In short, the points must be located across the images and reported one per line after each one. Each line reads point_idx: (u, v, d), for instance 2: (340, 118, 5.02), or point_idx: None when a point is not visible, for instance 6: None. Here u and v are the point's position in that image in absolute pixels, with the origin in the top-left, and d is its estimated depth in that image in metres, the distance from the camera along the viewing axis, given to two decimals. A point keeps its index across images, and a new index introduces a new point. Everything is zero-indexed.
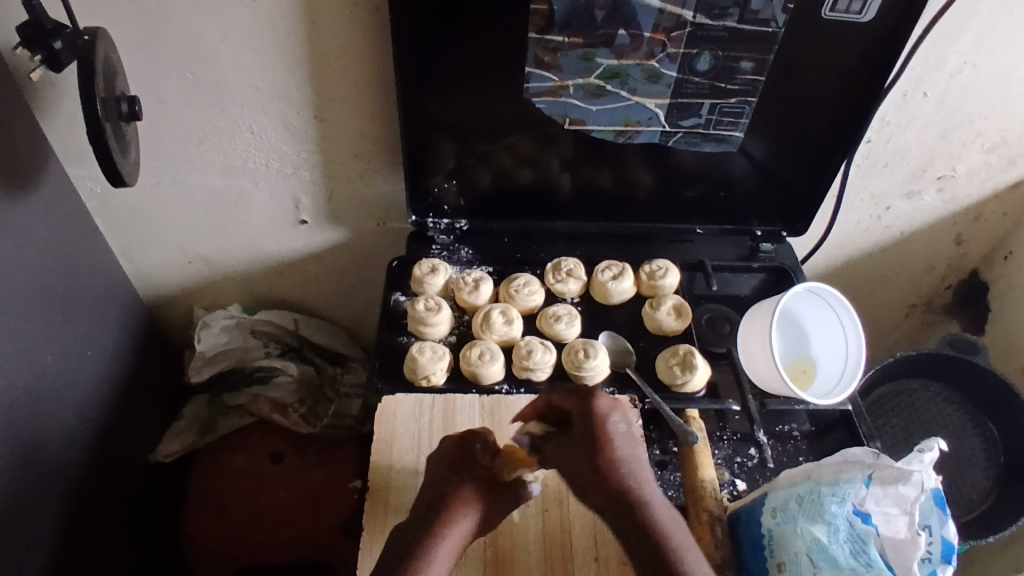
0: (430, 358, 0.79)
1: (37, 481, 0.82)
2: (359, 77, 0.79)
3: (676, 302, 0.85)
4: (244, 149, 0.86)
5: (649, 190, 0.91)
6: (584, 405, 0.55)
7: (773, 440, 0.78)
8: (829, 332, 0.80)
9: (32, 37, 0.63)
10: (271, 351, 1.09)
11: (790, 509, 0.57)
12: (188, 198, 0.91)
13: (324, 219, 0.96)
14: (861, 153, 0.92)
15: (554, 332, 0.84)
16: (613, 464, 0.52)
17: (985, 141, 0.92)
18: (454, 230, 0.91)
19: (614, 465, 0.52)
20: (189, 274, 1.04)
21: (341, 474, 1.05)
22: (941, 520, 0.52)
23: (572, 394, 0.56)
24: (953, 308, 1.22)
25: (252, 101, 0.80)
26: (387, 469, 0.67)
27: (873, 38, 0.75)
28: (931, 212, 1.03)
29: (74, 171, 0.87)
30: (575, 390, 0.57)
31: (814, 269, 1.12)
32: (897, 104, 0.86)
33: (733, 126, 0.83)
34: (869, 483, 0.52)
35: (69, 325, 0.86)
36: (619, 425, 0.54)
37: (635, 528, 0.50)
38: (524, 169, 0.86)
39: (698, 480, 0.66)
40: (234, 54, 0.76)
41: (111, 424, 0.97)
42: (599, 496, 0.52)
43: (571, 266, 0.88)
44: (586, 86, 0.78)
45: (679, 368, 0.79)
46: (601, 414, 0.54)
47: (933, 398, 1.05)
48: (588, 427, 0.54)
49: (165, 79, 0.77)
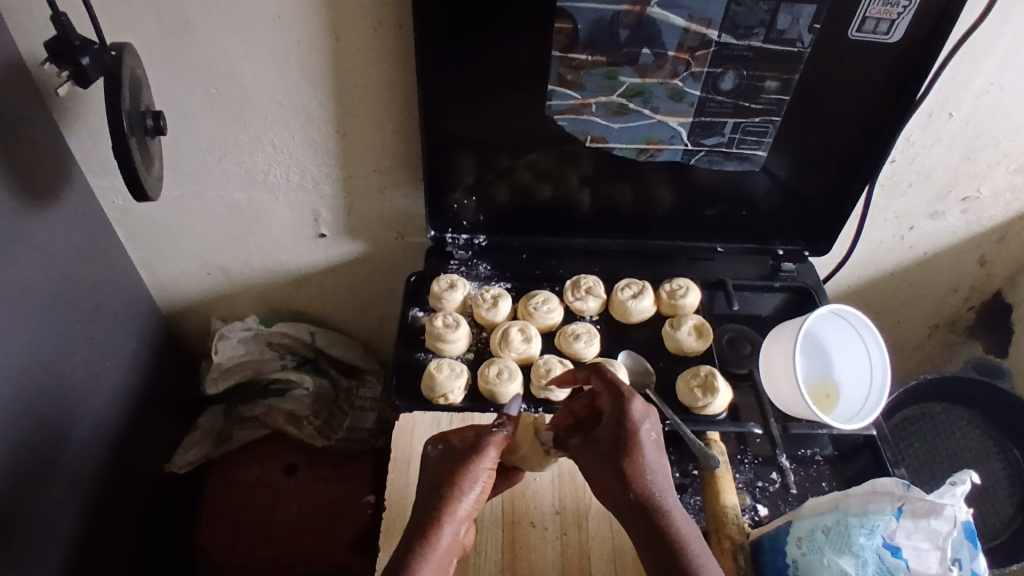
0: (448, 376, 0.78)
1: (51, 494, 0.82)
2: (381, 93, 0.79)
3: (697, 322, 0.85)
4: (265, 162, 0.86)
5: (670, 209, 0.90)
6: (617, 406, 0.58)
7: (796, 465, 0.77)
8: (854, 358, 0.79)
9: (60, 53, 0.64)
10: (287, 363, 1.09)
11: (816, 539, 0.56)
12: (208, 210, 0.92)
13: (342, 232, 0.96)
14: (885, 173, 0.91)
15: (572, 351, 0.83)
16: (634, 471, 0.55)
17: (1012, 161, 0.91)
18: (472, 245, 0.91)
19: (639, 472, 0.55)
20: (207, 285, 1.04)
21: (353, 487, 1.05)
22: (973, 555, 0.50)
23: (610, 396, 0.59)
24: (977, 330, 1.20)
25: (275, 115, 0.81)
26: (405, 489, 0.67)
27: (900, 59, 0.74)
28: (956, 233, 1.02)
29: (97, 183, 0.87)
30: (612, 387, 0.59)
31: (835, 288, 1.11)
32: (922, 124, 0.85)
33: (756, 145, 0.82)
34: (899, 515, 0.51)
35: (90, 336, 0.87)
36: (649, 432, 0.57)
37: (652, 531, 0.52)
38: (544, 186, 0.86)
39: (719, 505, 0.65)
40: (258, 70, 0.76)
41: (127, 433, 0.97)
42: (621, 498, 0.54)
43: (590, 284, 0.88)
44: (608, 104, 0.78)
45: (700, 390, 0.78)
46: (632, 418, 0.57)
47: (957, 423, 1.03)
48: (619, 430, 0.57)
49: (190, 94, 0.78)
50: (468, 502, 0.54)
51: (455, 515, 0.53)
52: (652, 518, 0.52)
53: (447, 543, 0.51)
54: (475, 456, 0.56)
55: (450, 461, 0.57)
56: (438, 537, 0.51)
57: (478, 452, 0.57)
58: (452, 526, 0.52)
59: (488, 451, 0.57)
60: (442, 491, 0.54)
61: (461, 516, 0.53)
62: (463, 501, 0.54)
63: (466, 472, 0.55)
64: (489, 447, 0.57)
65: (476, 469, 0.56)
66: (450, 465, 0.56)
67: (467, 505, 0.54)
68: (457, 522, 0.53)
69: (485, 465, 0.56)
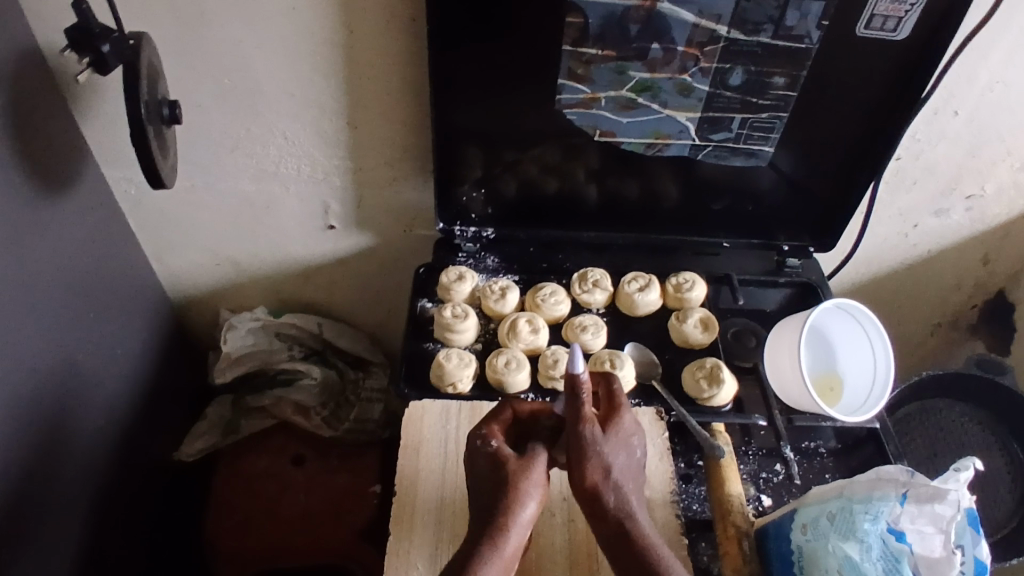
0: (456, 365, 0.79)
1: (65, 477, 0.83)
2: (392, 84, 0.80)
3: (702, 315, 0.85)
4: (276, 154, 0.87)
5: (676, 203, 0.91)
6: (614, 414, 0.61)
7: (799, 457, 0.78)
8: (858, 352, 0.79)
9: (81, 41, 0.65)
10: (294, 354, 1.10)
11: (821, 526, 0.57)
12: (219, 201, 0.93)
13: (351, 224, 0.97)
14: (890, 170, 0.92)
15: (579, 342, 0.83)
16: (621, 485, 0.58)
17: (1016, 159, 0.92)
18: (480, 238, 0.92)
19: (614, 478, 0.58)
20: (217, 276, 1.05)
21: (362, 478, 1.07)
22: (975, 541, 0.51)
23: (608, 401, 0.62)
24: (980, 328, 1.21)
25: (288, 107, 0.82)
26: (414, 475, 0.68)
27: (906, 56, 0.75)
28: (960, 230, 1.02)
29: (111, 172, 0.88)
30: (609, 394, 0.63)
31: (839, 285, 1.12)
32: (927, 121, 0.86)
33: (763, 141, 0.83)
34: (904, 501, 0.52)
35: (101, 323, 0.88)
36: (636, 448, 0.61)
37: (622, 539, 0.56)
38: (552, 180, 0.87)
39: (724, 493, 0.66)
40: (271, 62, 0.77)
41: (136, 419, 0.98)
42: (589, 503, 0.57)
43: (597, 277, 0.89)
44: (617, 98, 0.79)
45: (706, 381, 0.79)
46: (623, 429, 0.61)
47: (958, 419, 1.03)
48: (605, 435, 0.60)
49: (204, 85, 0.79)
50: (528, 510, 0.56)
51: (515, 522, 0.55)
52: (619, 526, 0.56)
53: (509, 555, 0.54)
54: (527, 464, 0.58)
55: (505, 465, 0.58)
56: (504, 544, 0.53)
57: (529, 461, 0.58)
58: (514, 533, 0.54)
59: (539, 464, 0.59)
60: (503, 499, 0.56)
61: (522, 521, 0.55)
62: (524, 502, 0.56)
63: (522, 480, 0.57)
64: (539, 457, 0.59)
65: (530, 478, 0.57)
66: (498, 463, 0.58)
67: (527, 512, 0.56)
68: (517, 528, 0.55)
69: (537, 474, 0.58)
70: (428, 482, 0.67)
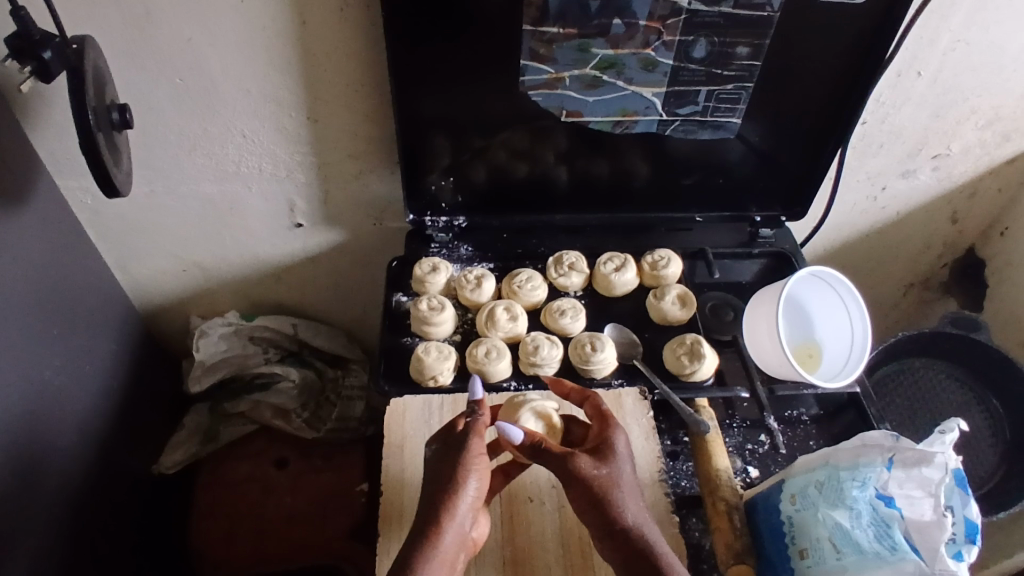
0: (436, 358, 0.77)
1: (40, 502, 0.80)
2: (351, 74, 0.78)
3: (680, 291, 0.85)
4: (235, 153, 0.84)
5: (646, 180, 0.90)
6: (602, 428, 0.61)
7: (783, 425, 0.78)
8: (836, 319, 0.80)
9: (21, 49, 0.62)
10: (270, 357, 1.08)
11: (809, 495, 0.57)
12: (181, 205, 0.90)
13: (319, 221, 0.95)
14: (856, 135, 0.92)
15: (559, 327, 0.82)
16: (620, 498, 0.56)
17: (980, 116, 0.92)
18: (452, 228, 0.90)
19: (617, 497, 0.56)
20: (184, 282, 1.02)
21: (347, 478, 1.05)
22: (964, 501, 0.51)
23: (596, 416, 0.63)
24: (951, 286, 1.22)
25: (243, 105, 0.79)
26: (399, 473, 0.67)
27: (868, 21, 0.74)
28: (928, 190, 1.04)
29: (65, 183, 0.85)
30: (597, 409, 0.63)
31: (812, 252, 1.13)
32: (891, 84, 0.86)
33: (730, 112, 0.82)
34: (890, 466, 0.52)
35: (66, 339, 0.85)
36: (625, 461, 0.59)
37: (634, 555, 0.55)
38: (520, 164, 0.86)
39: (711, 468, 0.66)
40: (223, 59, 0.75)
41: (111, 435, 0.95)
42: (603, 526, 0.56)
43: (573, 259, 0.88)
44: (582, 77, 0.77)
45: (687, 357, 0.79)
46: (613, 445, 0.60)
47: (935, 377, 1.05)
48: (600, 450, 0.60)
49: (154, 86, 0.76)
50: (469, 493, 0.56)
51: (455, 513, 0.55)
52: (636, 544, 0.55)
53: (446, 550, 0.54)
54: (465, 450, 0.57)
55: (444, 456, 0.58)
56: (441, 540, 0.53)
57: (467, 444, 0.58)
58: (452, 526, 0.54)
59: (473, 441, 0.58)
60: (440, 490, 0.56)
61: (463, 510, 0.55)
62: (463, 494, 0.56)
63: (460, 470, 0.57)
64: (474, 436, 0.58)
65: (467, 462, 0.57)
66: (444, 460, 0.58)
67: (466, 500, 0.56)
68: (458, 519, 0.55)
69: (475, 455, 0.58)
70: (415, 482, 0.66)
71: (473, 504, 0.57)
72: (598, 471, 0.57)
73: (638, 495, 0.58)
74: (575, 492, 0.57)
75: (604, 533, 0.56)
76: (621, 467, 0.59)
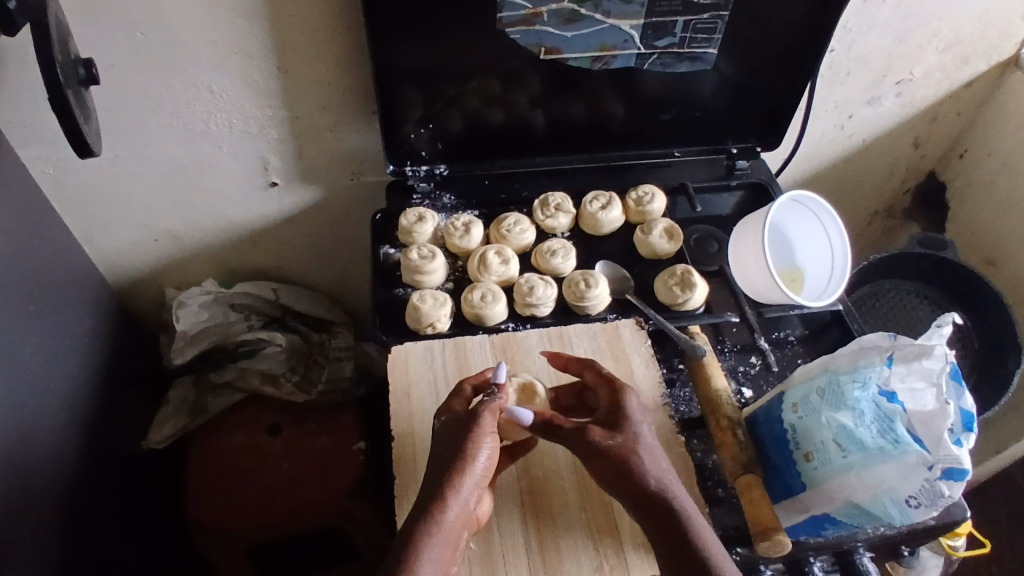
0: (432, 305, 0.77)
1: (35, 482, 0.79)
2: (321, 20, 0.75)
3: (667, 225, 0.86)
4: (204, 111, 0.81)
5: (623, 119, 0.90)
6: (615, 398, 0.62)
7: (773, 347, 0.81)
8: (817, 243, 0.82)
9: None
10: (253, 324, 1.06)
11: (812, 401, 0.60)
12: (146, 170, 0.87)
13: (295, 178, 0.93)
14: (825, 64, 0.94)
15: (551, 267, 0.83)
16: (643, 466, 0.57)
17: (941, 40, 0.95)
18: (434, 176, 0.89)
19: (639, 464, 0.57)
20: (157, 253, 0.99)
21: (342, 439, 1.04)
22: (959, 392, 0.53)
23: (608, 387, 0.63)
24: (914, 210, 1.27)
25: (210, 57, 0.76)
26: (409, 419, 0.67)
27: None
28: (893, 117, 1.06)
29: (25, 154, 0.81)
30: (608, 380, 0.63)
31: (785, 185, 1.15)
32: (857, 9, 0.88)
33: (706, 43, 0.83)
34: (891, 362, 0.55)
35: (41, 316, 0.81)
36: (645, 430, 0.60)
37: (662, 521, 0.55)
38: (496, 109, 0.85)
39: (711, 389, 0.68)
40: (185, 9, 0.71)
41: (97, 412, 0.93)
42: (627, 493, 0.56)
43: (559, 201, 0.88)
44: (560, 11, 0.76)
45: (678, 287, 0.80)
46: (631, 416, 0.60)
47: (905, 295, 1.10)
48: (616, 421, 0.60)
49: (114, 42, 0.72)
50: (478, 467, 0.55)
51: (461, 486, 0.54)
52: (664, 509, 0.55)
53: (452, 526, 0.53)
54: (476, 426, 0.57)
55: (455, 430, 0.58)
56: (444, 513, 0.53)
57: (478, 419, 0.57)
58: (458, 500, 0.54)
59: (488, 416, 0.58)
60: (449, 462, 0.55)
61: (471, 483, 0.55)
62: (472, 468, 0.55)
63: (469, 442, 0.56)
64: (485, 413, 0.58)
65: (479, 435, 0.57)
66: (454, 434, 0.57)
67: (475, 474, 0.55)
68: (464, 493, 0.54)
69: (486, 431, 0.57)
70: (424, 425, 0.66)
71: (482, 478, 0.56)
72: (613, 441, 0.58)
73: (660, 458, 0.59)
74: (596, 462, 0.58)
75: (629, 500, 0.57)
76: (639, 434, 0.59)
